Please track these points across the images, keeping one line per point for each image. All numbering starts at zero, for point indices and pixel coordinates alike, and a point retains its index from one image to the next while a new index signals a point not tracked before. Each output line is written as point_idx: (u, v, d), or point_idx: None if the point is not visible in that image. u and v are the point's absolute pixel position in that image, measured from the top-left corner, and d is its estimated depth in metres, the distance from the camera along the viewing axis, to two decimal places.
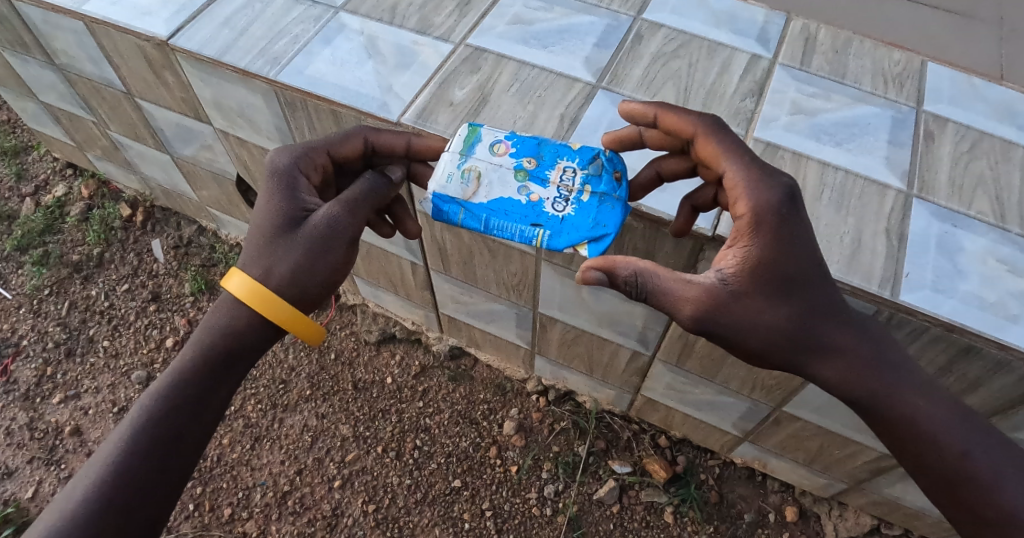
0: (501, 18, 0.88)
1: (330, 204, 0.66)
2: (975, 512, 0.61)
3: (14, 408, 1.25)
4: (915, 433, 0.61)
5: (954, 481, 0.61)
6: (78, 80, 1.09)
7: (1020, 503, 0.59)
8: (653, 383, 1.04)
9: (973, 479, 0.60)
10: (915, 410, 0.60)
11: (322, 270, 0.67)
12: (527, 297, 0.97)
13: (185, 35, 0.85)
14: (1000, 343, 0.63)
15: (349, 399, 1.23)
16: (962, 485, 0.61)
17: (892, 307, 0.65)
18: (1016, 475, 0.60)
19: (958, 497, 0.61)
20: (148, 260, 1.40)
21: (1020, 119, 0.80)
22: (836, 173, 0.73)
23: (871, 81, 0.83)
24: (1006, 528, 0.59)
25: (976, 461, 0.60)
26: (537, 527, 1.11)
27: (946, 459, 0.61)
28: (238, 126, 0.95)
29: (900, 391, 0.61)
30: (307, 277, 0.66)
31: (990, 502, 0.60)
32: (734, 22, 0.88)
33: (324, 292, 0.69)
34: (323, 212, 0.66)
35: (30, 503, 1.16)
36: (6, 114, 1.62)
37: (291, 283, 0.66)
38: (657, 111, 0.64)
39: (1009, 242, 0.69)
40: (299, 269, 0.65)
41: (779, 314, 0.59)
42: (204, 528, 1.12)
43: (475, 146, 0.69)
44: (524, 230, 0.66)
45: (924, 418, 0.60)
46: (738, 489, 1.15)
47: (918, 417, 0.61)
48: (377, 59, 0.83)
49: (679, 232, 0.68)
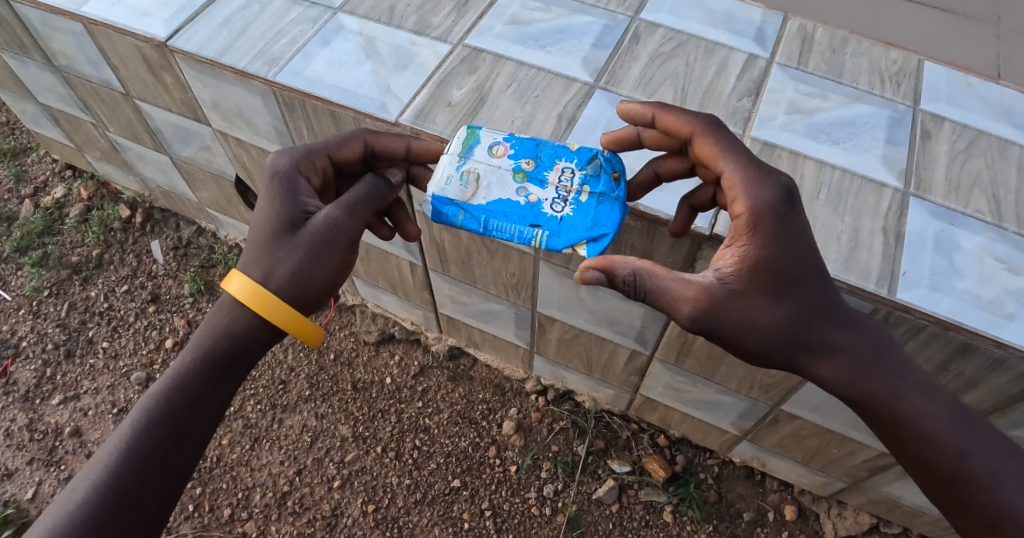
0: (498, 18, 0.88)
1: (331, 207, 0.66)
2: (974, 511, 0.61)
3: (14, 409, 1.25)
4: (914, 433, 0.61)
5: (952, 480, 0.61)
6: (77, 81, 1.09)
7: (1018, 501, 0.59)
8: (652, 383, 1.04)
9: (971, 478, 0.60)
10: (914, 410, 0.60)
11: (322, 273, 0.66)
12: (526, 296, 0.97)
13: (184, 37, 0.86)
14: (996, 341, 0.63)
15: (349, 400, 1.23)
16: (960, 484, 0.61)
17: (889, 306, 0.65)
18: (1014, 474, 0.60)
19: (957, 496, 0.61)
20: (148, 261, 1.40)
21: (1017, 118, 0.80)
22: (834, 171, 0.73)
23: (868, 80, 0.83)
24: (1005, 527, 0.59)
25: (974, 459, 0.60)
26: (537, 526, 1.11)
27: (944, 458, 0.61)
28: (237, 127, 0.95)
29: (899, 391, 0.61)
30: (307, 279, 0.66)
31: (989, 502, 0.60)
32: (731, 22, 0.88)
33: (324, 294, 0.69)
34: (323, 214, 0.66)
35: (30, 504, 1.16)
36: (6, 116, 1.62)
37: (290, 285, 0.66)
38: (655, 111, 0.64)
39: (1006, 240, 0.69)
40: (299, 272, 0.65)
41: (777, 313, 0.59)
42: (204, 528, 1.12)
43: (474, 147, 0.69)
44: (523, 231, 0.66)
45: (923, 418, 0.60)
46: (737, 488, 1.15)
47: (917, 417, 0.61)
48: (375, 59, 0.83)
49: (678, 232, 0.68)
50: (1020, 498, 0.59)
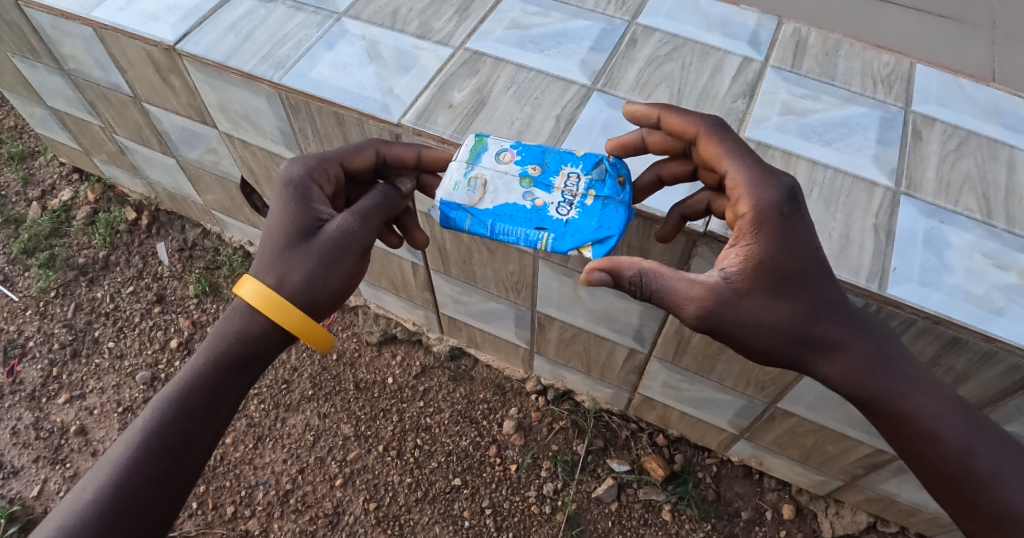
0: (499, 22, 0.90)
1: (344, 215, 0.68)
2: (978, 508, 0.62)
3: (20, 408, 1.27)
4: (916, 430, 0.62)
5: (954, 478, 0.62)
6: (85, 84, 1.11)
7: (1018, 497, 0.60)
8: (651, 381, 1.05)
9: (971, 474, 0.61)
10: (916, 407, 0.61)
11: (335, 279, 0.68)
12: (525, 296, 0.99)
13: (192, 40, 0.88)
14: (985, 335, 0.65)
15: (350, 399, 1.24)
16: (963, 482, 0.62)
17: (879, 301, 0.66)
18: (1015, 471, 0.61)
19: (959, 493, 0.62)
20: (153, 262, 1.42)
21: (1006, 118, 0.82)
22: (826, 171, 0.75)
23: (860, 82, 0.85)
24: (1008, 525, 0.60)
25: (974, 456, 0.61)
26: (536, 524, 1.12)
27: (946, 455, 0.62)
28: (243, 130, 0.97)
29: (900, 389, 0.61)
30: (319, 285, 0.67)
31: (992, 500, 0.61)
32: (726, 26, 0.90)
33: (335, 301, 0.70)
34: (337, 222, 0.68)
35: (35, 501, 1.17)
36: (13, 120, 1.65)
37: (303, 292, 0.67)
38: (660, 112, 0.66)
39: (995, 238, 0.70)
40: (311, 278, 0.67)
41: (782, 312, 0.59)
42: (207, 526, 1.13)
43: (481, 154, 0.71)
44: (529, 233, 0.67)
45: (926, 416, 0.61)
46: (735, 487, 1.16)
47: (919, 414, 0.61)
48: (378, 62, 0.85)
49: (663, 237, 0.70)
50: (1021, 496, 0.60)
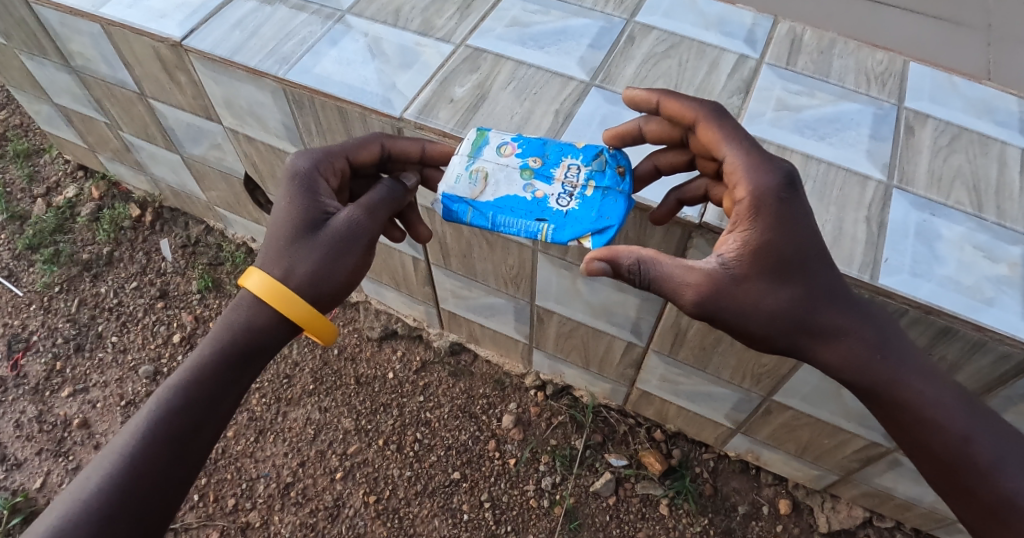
0: (500, 20, 0.92)
1: (351, 208, 0.69)
2: (978, 496, 0.62)
3: (24, 401, 1.28)
4: (915, 417, 0.63)
5: (954, 465, 0.63)
6: (91, 81, 1.13)
7: (1019, 484, 0.60)
8: (648, 375, 1.07)
9: (970, 462, 0.62)
10: (916, 394, 0.62)
11: (342, 271, 0.70)
12: (525, 289, 1.00)
13: (199, 36, 0.90)
14: (976, 324, 0.66)
15: (351, 393, 1.25)
16: (963, 470, 0.63)
17: (871, 290, 0.68)
18: (1016, 460, 0.61)
19: (959, 481, 0.63)
20: (156, 258, 1.44)
21: (999, 116, 0.83)
22: (819, 164, 0.76)
23: (854, 79, 0.86)
24: (1008, 513, 0.61)
25: (974, 444, 0.62)
26: (535, 517, 1.13)
27: (945, 441, 0.63)
28: (248, 125, 0.99)
29: (900, 375, 0.62)
30: (327, 277, 0.69)
31: (992, 488, 0.61)
32: (723, 25, 0.92)
33: (341, 292, 0.72)
34: (344, 215, 0.69)
35: (38, 493, 1.18)
36: (19, 118, 1.67)
37: (310, 284, 0.68)
38: (659, 97, 0.67)
39: (986, 230, 0.72)
40: (319, 269, 0.68)
41: (779, 297, 0.61)
42: (208, 518, 1.14)
43: (483, 148, 0.73)
44: (530, 224, 0.69)
45: (924, 402, 0.62)
46: (732, 482, 1.16)
47: (918, 401, 0.63)
48: (381, 59, 0.87)
49: (660, 220, 0.71)
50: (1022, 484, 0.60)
